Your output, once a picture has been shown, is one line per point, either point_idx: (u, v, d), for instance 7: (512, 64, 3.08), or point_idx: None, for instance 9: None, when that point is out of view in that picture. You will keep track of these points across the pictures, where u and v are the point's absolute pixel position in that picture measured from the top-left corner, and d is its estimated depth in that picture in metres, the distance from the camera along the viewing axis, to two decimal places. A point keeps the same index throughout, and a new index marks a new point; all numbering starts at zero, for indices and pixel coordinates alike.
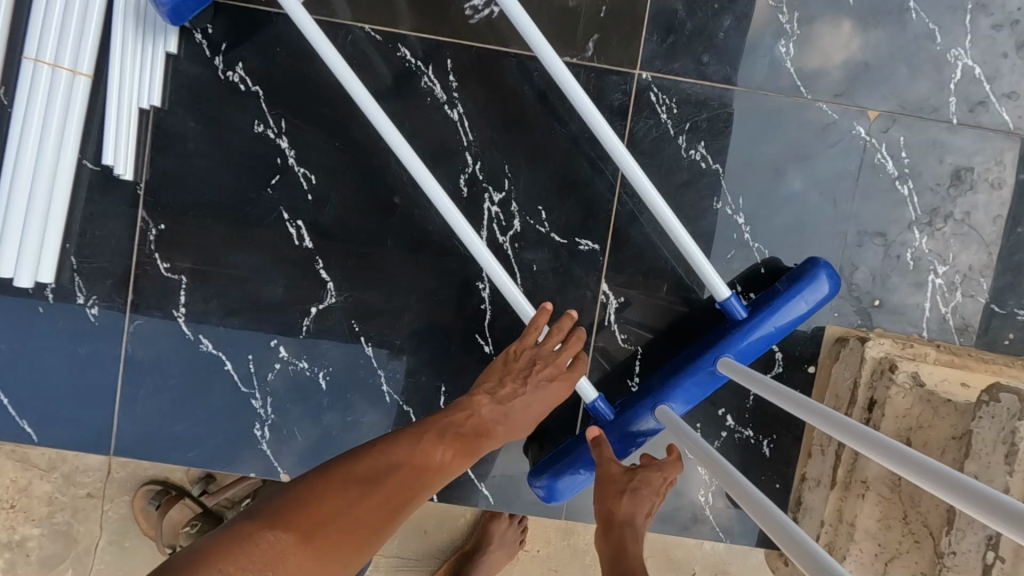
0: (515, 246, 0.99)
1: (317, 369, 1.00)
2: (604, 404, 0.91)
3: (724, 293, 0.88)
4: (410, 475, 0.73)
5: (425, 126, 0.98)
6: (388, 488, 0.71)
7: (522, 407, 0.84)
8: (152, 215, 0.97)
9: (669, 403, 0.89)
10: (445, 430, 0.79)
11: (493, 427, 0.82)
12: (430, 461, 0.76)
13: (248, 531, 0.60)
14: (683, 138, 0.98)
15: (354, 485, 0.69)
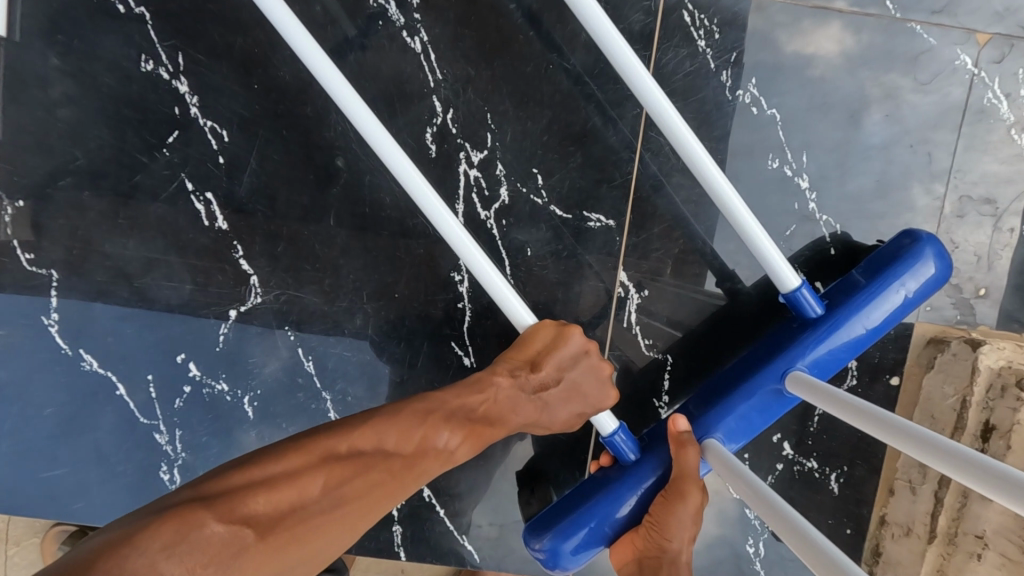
0: (503, 224, 0.73)
1: (240, 393, 0.75)
2: (627, 441, 0.67)
3: (792, 284, 0.64)
4: (401, 463, 0.55)
5: (375, 61, 0.71)
6: (372, 475, 0.53)
7: (547, 401, 0.65)
8: (7, 187, 0.71)
9: (716, 434, 0.65)
10: (454, 410, 0.60)
11: (510, 415, 0.63)
12: (431, 445, 0.58)
13: (190, 516, 0.42)
14: (728, 74, 0.73)
15: (336, 465, 0.51)
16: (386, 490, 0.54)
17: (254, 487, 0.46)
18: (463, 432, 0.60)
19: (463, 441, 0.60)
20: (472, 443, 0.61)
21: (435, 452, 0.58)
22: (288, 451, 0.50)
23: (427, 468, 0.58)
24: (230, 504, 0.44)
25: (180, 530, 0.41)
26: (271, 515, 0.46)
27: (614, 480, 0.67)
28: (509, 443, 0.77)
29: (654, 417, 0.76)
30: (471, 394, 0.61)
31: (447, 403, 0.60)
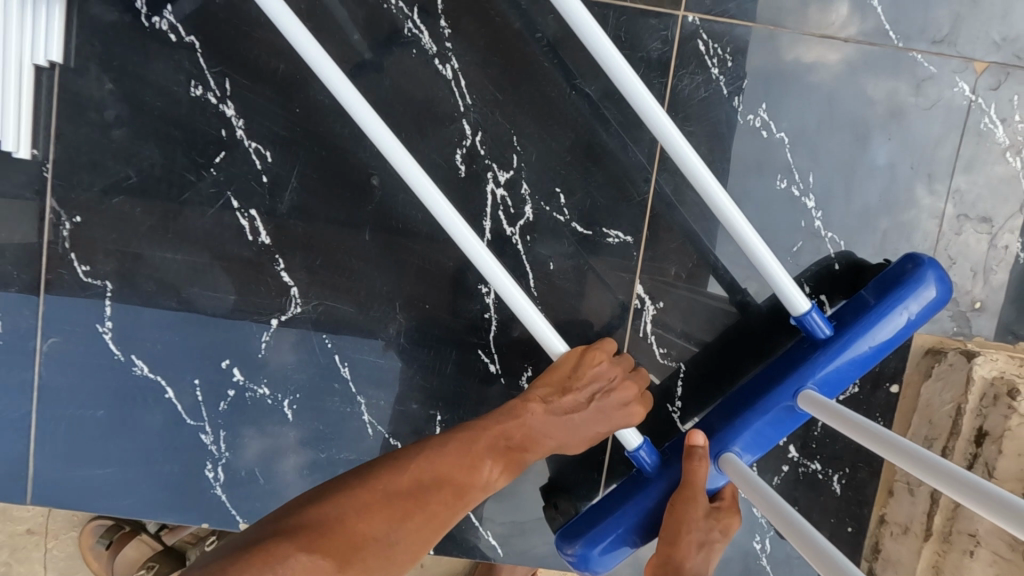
0: (527, 239, 0.78)
1: (280, 396, 0.80)
2: (647, 455, 0.72)
3: (802, 307, 0.68)
4: (450, 494, 0.62)
5: (408, 86, 0.75)
6: (427, 506, 0.60)
7: (579, 425, 0.69)
8: (63, 204, 0.76)
9: (734, 447, 0.70)
10: (495, 441, 0.66)
11: (544, 440, 0.68)
12: (476, 477, 0.64)
13: (277, 551, 0.50)
14: (740, 99, 0.77)
15: (393, 499, 0.58)
16: (437, 519, 0.61)
17: (327, 525, 0.54)
18: (504, 464, 0.66)
19: (504, 471, 0.67)
20: (510, 470, 0.67)
21: (481, 484, 0.65)
22: (354, 491, 0.58)
23: (472, 496, 0.64)
24: (308, 540, 0.52)
25: (270, 563, 0.49)
26: (343, 548, 0.53)
27: (635, 491, 0.72)
28: None
29: (670, 423, 0.81)
30: (507, 422, 0.67)
31: (490, 438, 0.66)
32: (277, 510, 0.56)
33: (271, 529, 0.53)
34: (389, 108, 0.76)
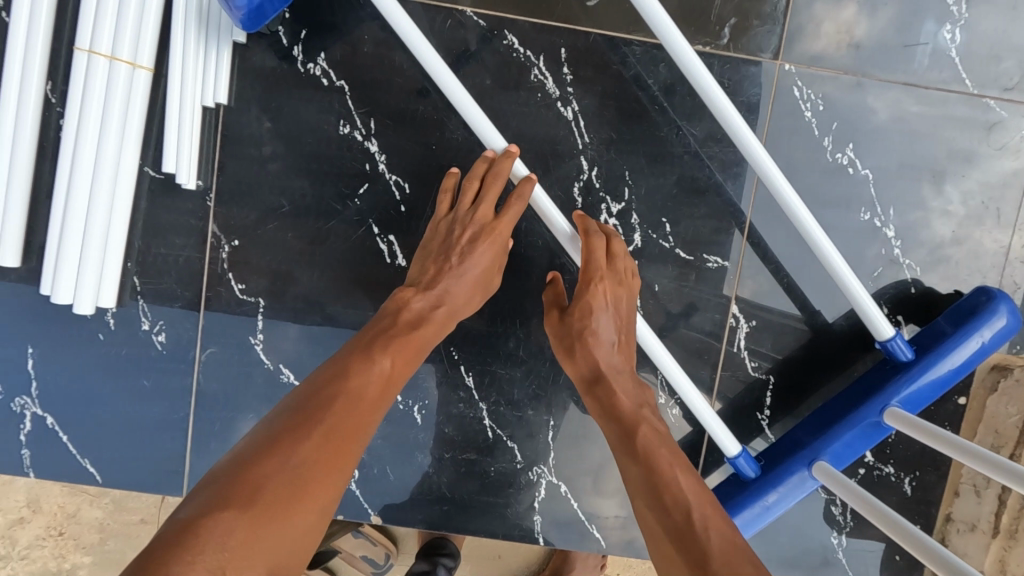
0: (635, 263, 0.87)
1: (411, 402, 0.89)
2: (747, 461, 0.81)
3: (887, 332, 0.78)
4: (345, 401, 0.69)
5: (533, 126, 0.84)
6: (317, 425, 0.66)
7: (457, 285, 0.78)
8: (224, 229, 0.85)
9: (823, 457, 0.78)
10: (378, 341, 0.74)
11: (426, 316, 0.77)
12: (366, 377, 0.72)
13: (195, 523, 0.56)
14: (830, 139, 0.86)
15: (248, 448, 0.65)
16: (353, 424, 0.69)
17: (243, 476, 0.61)
18: (394, 352, 0.74)
19: (403, 362, 0.75)
20: (404, 359, 0.75)
21: (383, 379, 0.73)
22: (261, 441, 0.65)
23: (373, 395, 0.71)
24: (226, 497, 0.59)
25: (200, 534, 0.55)
26: (251, 495, 0.60)
27: (737, 494, 0.81)
28: None
29: (757, 429, 0.90)
30: (384, 320, 0.77)
31: (360, 351, 0.74)
32: (209, 477, 0.62)
33: (205, 492, 0.60)
34: (516, 145, 0.85)
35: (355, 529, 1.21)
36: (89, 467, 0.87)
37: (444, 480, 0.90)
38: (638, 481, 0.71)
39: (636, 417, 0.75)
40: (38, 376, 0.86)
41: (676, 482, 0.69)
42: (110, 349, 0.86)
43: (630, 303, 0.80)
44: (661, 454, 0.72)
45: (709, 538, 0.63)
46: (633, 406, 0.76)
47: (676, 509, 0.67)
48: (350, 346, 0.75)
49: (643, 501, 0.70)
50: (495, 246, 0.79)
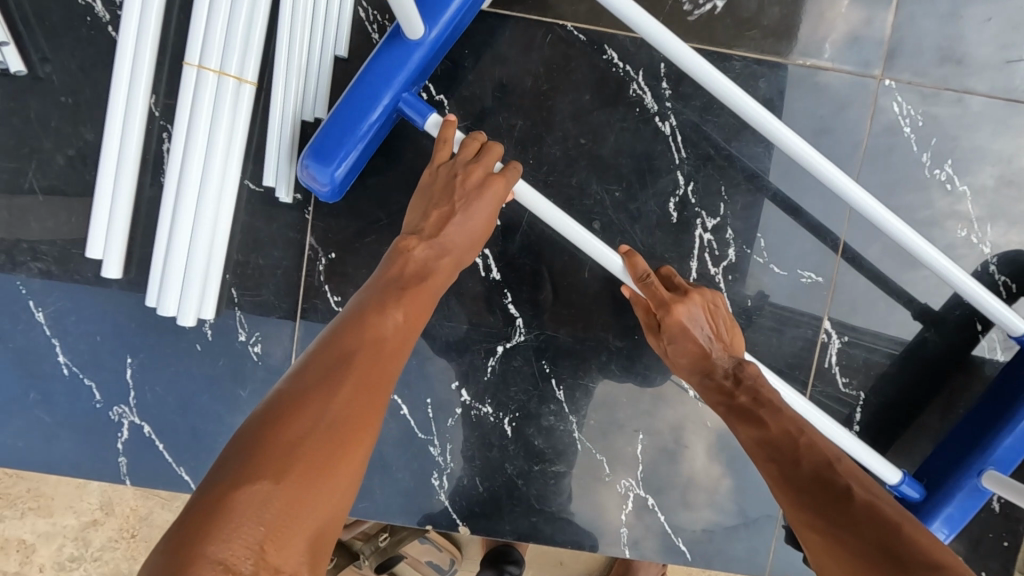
0: (729, 278, 0.87)
1: (501, 414, 0.90)
2: (909, 486, 0.79)
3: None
4: (366, 353, 0.62)
5: (631, 141, 0.85)
6: (340, 379, 0.59)
7: (462, 231, 0.74)
8: (321, 242, 0.86)
9: (991, 465, 0.75)
10: (390, 293, 0.68)
11: (436, 265, 0.72)
12: (385, 328, 0.65)
13: (224, 497, 0.48)
14: (928, 155, 0.85)
15: (261, 410, 0.56)
16: (378, 376, 0.62)
17: (266, 440, 0.53)
18: (409, 301, 0.68)
19: (417, 313, 0.69)
20: (419, 308, 0.69)
21: (399, 329, 0.66)
22: (275, 401, 0.56)
23: (393, 346, 0.65)
24: (251, 468, 0.51)
25: (233, 510, 0.48)
26: (281, 459, 0.52)
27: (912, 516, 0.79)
28: (722, 462, 0.91)
29: None
30: (394, 272, 0.71)
31: (371, 303, 0.67)
32: (223, 450, 0.53)
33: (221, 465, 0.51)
34: (613, 160, 0.85)
35: (421, 536, 1.21)
36: (184, 474, 0.89)
37: (532, 492, 0.90)
38: (797, 484, 0.66)
39: (774, 417, 0.72)
40: (138, 385, 0.88)
41: (839, 477, 0.65)
42: (207, 359, 0.88)
43: (730, 327, 0.81)
44: (809, 450, 0.69)
45: (903, 528, 0.59)
46: (750, 400, 0.74)
47: (850, 503, 0.62)
48: (358, 301, 0.68)
49: (804, 500, 0.65)
50: (502, 191, 0.74)
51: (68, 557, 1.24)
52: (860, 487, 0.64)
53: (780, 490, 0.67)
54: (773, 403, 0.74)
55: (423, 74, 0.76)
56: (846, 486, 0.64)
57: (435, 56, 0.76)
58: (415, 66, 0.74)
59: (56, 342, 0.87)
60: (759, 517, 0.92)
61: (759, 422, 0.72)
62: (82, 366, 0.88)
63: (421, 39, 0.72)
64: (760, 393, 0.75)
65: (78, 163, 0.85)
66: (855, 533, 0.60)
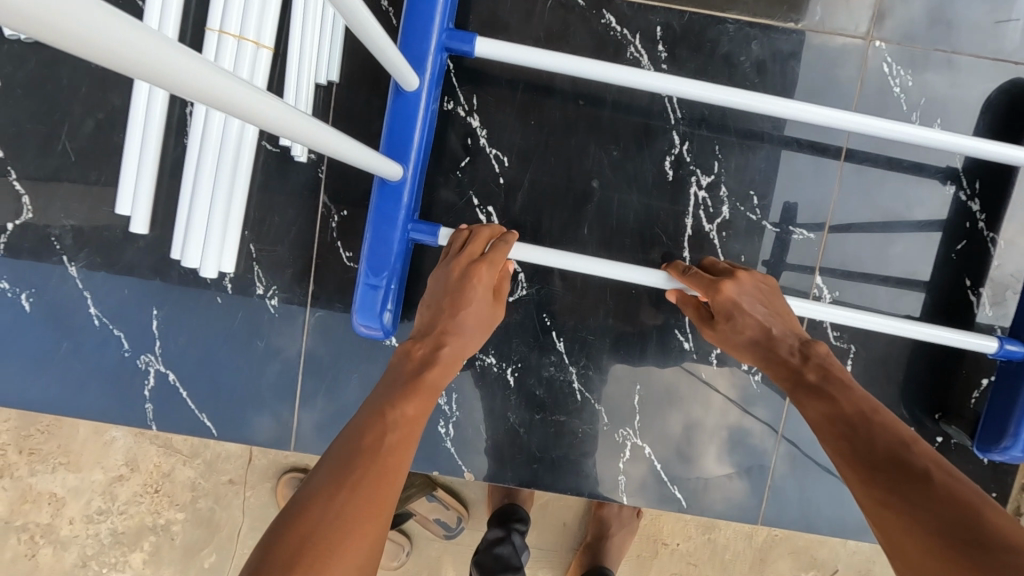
0: (722, 235, 0.91)
1: (504, 365, 0.94)
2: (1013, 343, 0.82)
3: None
4: (380, 446, 0.67)
5: (627, 101, 0.89)
6: (354, 474, 0.64)
7: (458, 328, 0.80)
8: (334, 200, 0.92)
9: None
10: (399, 389, 0.74)
11: (438, 360, 0.78)
12: (398, 418, 0.70)
13: None
14: (917, 114, 0.88)
15: (289, 508, 0.61)
16: (392, 466, 0.66)
17: (288, 542, 0.57)
18: (418, 394, 0.74)
19: (425, 404, 0.74)
20: (427, 399, 0.74)
21: (410, 420, 0.71)
22: (296, 504, 0.61)
23: (404, 437, 0.69)
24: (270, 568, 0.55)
25: None
26: (297, 558, 0.56)
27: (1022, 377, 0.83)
28: (715, 413, 0.95)
29: None
30: (405, 367, 0.77)
31: (383, 399, 0.73)
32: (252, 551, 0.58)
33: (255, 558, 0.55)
34: (610, 121, 0.90)
35: (430, 494, 1.27)
36: (205, 420, 0.95)
37: (533, 441, 0.95)
38: (872, 469, 0.66)
39: (847, 399, 0.72)
40: (163, 336, 0.94)
41: (918, 462, 0.64)
42: (227, 311, 0.94)
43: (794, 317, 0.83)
44: (886, 432, 0.68)
45: (981, 515, 0.58)
46: (819, 376, 0.75)
47: (924, 492, 0.62)
48: (376, 395, 0.74)
49: (877, 483, 0.65)
50: (489, 276, 0.80)
51: (96, 511, 1.31)
52: (939, 472, 0.63)
53: (853, 472, 0.68)
54: (846, 384, 0.74)
55: (416, 202, 0.85)
56: (924, 472, 0.63)
57: (420, 179, 0.84)
58: (408, 206, 0.82)
59: (88, 294, 0.93)
60: (752, 467, 0.96)
61: (829, 398, 0.73)
62: (112, 317, 0.94)
63: (401, 179, 0.81)
64: (830, 371, 0.76)
65: (107, 126, 0.91)
66: (929, 518, 0.59)
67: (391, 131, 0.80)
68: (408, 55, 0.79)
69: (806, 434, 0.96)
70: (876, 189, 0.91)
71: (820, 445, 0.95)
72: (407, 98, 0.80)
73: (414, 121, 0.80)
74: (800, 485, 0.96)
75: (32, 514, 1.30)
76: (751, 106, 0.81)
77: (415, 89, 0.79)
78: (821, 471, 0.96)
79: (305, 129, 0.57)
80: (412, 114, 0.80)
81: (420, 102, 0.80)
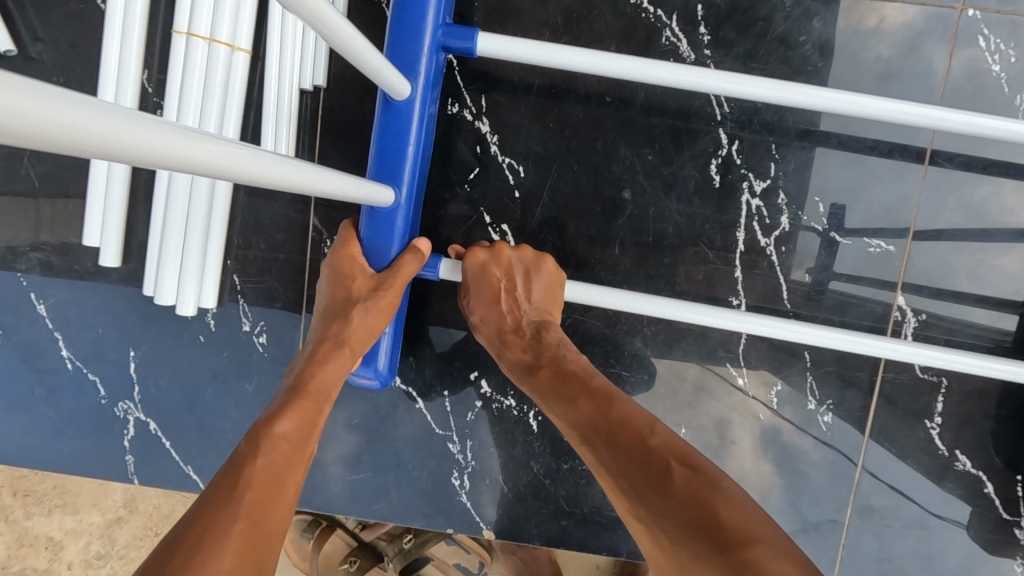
0: (781, 250, 0.77)
1: (525, 407, 0.81)
2: None
3: None
4: (251, 486, 0.55)
5: (662, 96, 0.76)
6: (214, 529, 0.50)
7: (348, 328, 0.69)
8: (326, 223, 0.80)
9: None
10: (270, 415, 0.62)
11: (320, 378, 0.66)
12: (273, 442, 0.59)
13: None
14: (1023, 97, 0.72)
15: None
16: (270, 501, 0.55)
17: None
18: (297, 416, 0.63)
19: (305, 426, 0.63)
20: (308, 423, 0.64)
21: (290, 446, 0.60)
22: None
23: (281, 464, 0.58)
24: None
25: None
26: None
27: None
28: (771, 458, 0.81)
29: (923, 437, 0.79)
30: (282, 396, 0.65)
31: (255, 424, 0.61)
32: None
33: None
34: (644, 119, 0.76)
35: (448, 537, 1.15)
36: (192, 473, 0.85)
37: (562, 494, 0.82)
38: (606, 468, 0.60)
39: (584, 396, 0.65)
40: (142, 380, 0.84)
41: (693, 480, 0.55)
42: (211, 351, 0.83)
43: (550, 294, 0.72)
44: (622, 424, 0.61)
45: (713, 505, 0.53)
46: (591, 386, 0.65)
47: (672, 516, 0.53)
48: (250, 432, 0.60)
49: (617, 485, 0.58)
50: (351, 252, 0.70)
51: (95, 555, 1.22)
52: (676, 461, 0.57)
53: (595, 472, 0.61)
54: (590, 377, 0.67)
55: (413, 227, 0.73)
56: (659, 463, 0.57)
57: (418, 198, 0.72)
58: (402, 232, 0.70)
59: (58, 335, 0.84)
60: (820, 522, 0.81)
61: (608, 414, 0.62)
62: (85, 360, 0.84)
63: (393, 203, 0.69)
64: (563, 365, 0.68)
65: None
66: (667, 516, 0.53)
67: (381, 145, 0.69)
68: (398, 58, 0.67)
69: (886, 484, 0.80)
70: (971, 190, 0.75)
71: (904, 495, 0.80)
72: (397, 106, 0.68)
73: (407, 132, 0.68)
74: (880, 544, 0.81)
75: (29, 558, 1.22)
76: (815, 101, 0.66)
77: (406, 98, 0.67)
78: (907, 527, 0.80)
79: (290, 172, 0.46)
80: (404, 128, 0.68)
81: (413, 114, 0.67)
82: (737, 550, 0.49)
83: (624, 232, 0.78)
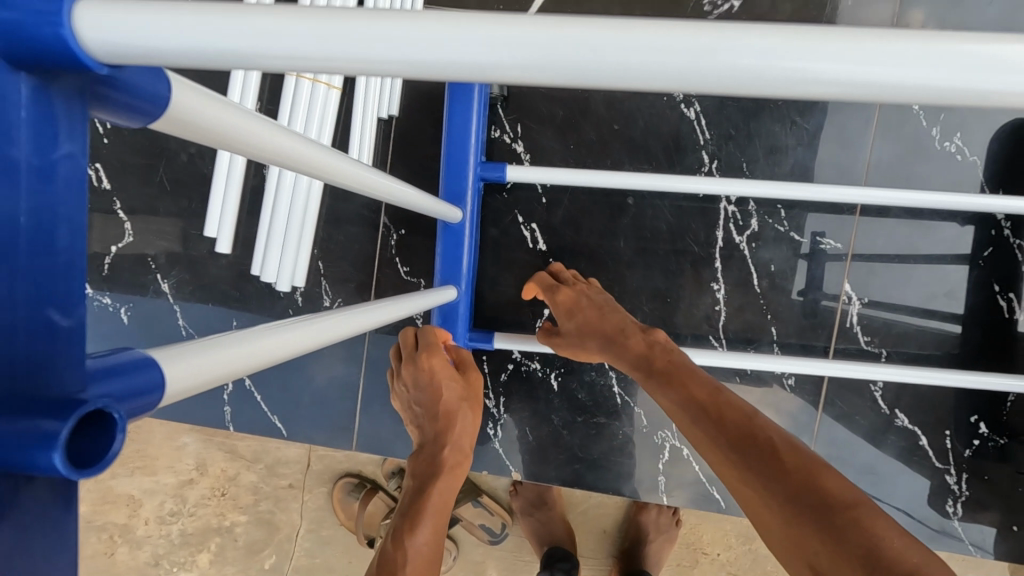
0: (752, 245, 0.97)
1: (548, 369, 1.01)
2: None
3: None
4: None
5: (657, 124, 0.97)
6: None
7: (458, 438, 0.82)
8: (393, 220, 1.02)
9: None
10: (410, 520, 0.76)
11: (444, 488, 0.80)
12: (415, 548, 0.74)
13: None
14: (937, 129, 0.93)
15: None
16: None
17: None
18: (430, 523, 0.77)
19: (435, 528, 0.78)
20: (438, 525, 0.78)
21: (426, 551, 0.75)
22: None
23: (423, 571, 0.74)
24: None
25: None
26: None
27: None
28: None
29: (870, 397, 0.97)
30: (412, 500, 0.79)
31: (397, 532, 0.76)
32: None
33: None
34: (643, 142, 0.98)
35: (475, 499, 1.32)
36: (276, 423, 1.08)
37: (576, 442, 1.01)
38: (712, 441, 0.66)
39: (691, 385, 0.73)
40: None
41: (794, 453, 0.60)
42: None
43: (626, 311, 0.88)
44: (726, 406, 0.69)
45: (815, 476, 0.58)
46: (688, 375, 0.74)
47: (782, 484, 0.58)
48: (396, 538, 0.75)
49: (726, 458, 0.64)
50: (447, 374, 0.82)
51: (168, 512, 1.41)
52: (775, 438, 0.63)
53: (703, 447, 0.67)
54: (694, 371, 0.75)
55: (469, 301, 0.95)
56: (759, 439, 0.63)
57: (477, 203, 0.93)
58: (463, 315, 0.93)
59: (177, 307, 1.05)
60: None
61: (714, 400, 0.70)
62: (197, 327, 1.05)
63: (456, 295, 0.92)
64: (671, 359, 0.78)
65: (197, 158, 1.03)
66: (765, 477, 0.59)
67: (449, 159, 0.90)
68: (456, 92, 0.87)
69: (841, 437, 0.98)
70: None
71: (855, 446, 0.98)
72: (457, 129, 0.88)
73: (467, 149, 0.89)
74: None
75: (111, 514, 1.41)
76: None
77: (462, 147, 0.88)
78: (857, 474, 0.99)
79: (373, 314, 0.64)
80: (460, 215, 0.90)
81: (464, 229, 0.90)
82: (845, 516, 0.53)
83: (627, 229, 0.98)
